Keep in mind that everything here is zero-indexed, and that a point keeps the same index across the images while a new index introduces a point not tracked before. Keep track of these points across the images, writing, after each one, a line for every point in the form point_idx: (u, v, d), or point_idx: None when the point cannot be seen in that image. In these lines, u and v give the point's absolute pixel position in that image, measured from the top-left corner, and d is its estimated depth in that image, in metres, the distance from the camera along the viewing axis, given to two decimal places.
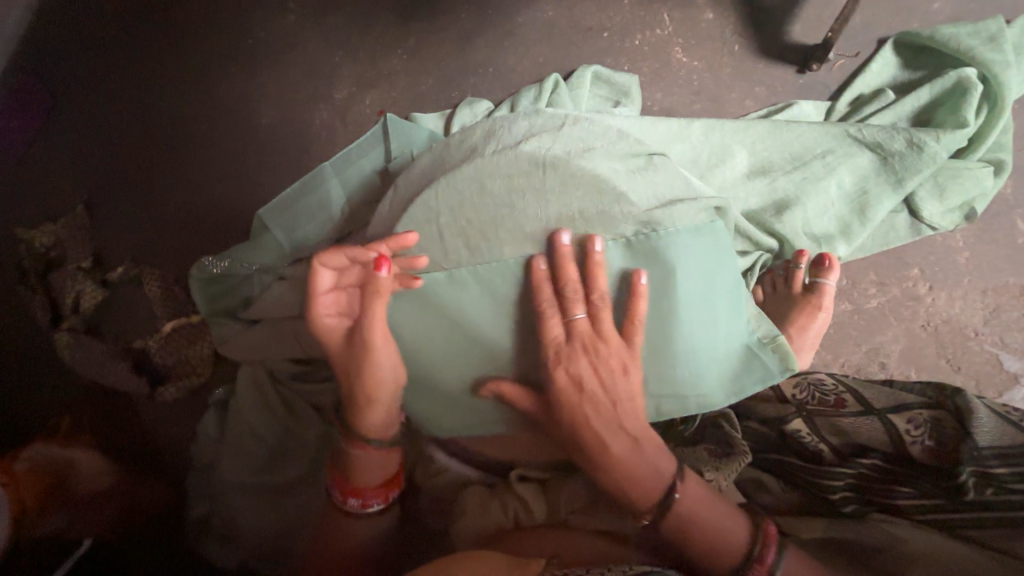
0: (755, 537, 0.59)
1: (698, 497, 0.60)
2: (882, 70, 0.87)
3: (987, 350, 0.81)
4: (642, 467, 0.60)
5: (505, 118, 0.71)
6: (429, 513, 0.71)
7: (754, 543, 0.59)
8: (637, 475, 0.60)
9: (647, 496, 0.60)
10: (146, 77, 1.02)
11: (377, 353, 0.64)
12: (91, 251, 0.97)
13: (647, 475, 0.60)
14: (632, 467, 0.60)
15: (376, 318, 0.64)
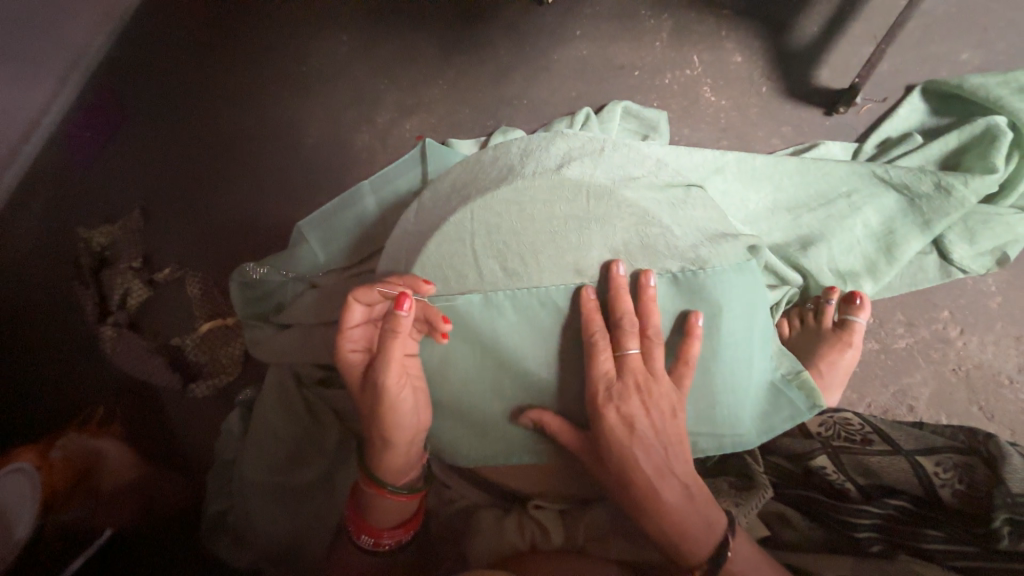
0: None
1: (744, 553, 0.59)
2: (909, 114, 0.89)
3: (1022, 399, 0.79)
4: (694, 520, 0.57)
5: (543, 139, 0.75)
6: (440, 539, 0.75)
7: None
8: (687, 529, 0.57)
9: (698, 550, 0.57)
10: (210, 107, 1.18)
11: (392, 395, 0.64)
12: (142, 253, 1.11)
13: (698, 527, 0.57)
14: (680, 518, 0.57)
15: (395, 357, 0.63)
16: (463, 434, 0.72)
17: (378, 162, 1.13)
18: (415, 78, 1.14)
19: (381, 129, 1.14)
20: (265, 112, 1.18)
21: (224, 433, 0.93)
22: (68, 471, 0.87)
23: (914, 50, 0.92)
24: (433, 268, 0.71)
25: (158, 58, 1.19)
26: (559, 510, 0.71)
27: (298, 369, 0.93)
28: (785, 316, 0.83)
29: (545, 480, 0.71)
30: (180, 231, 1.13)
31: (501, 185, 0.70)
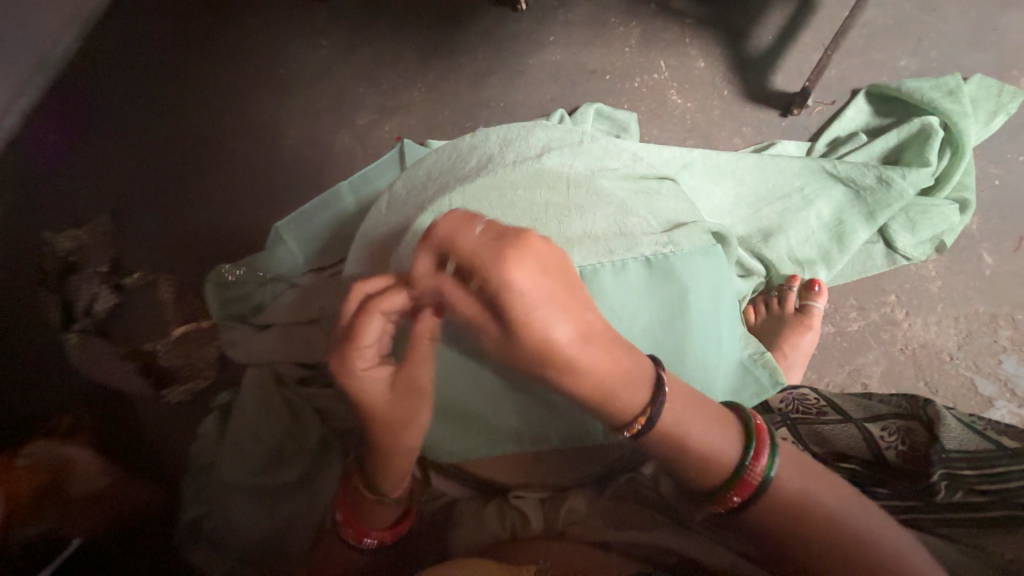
0: (748, 446, 0.56)
1: (683, 406, 0.56)
2: (856, 115, 0.96)
3: (962, 374, 0.85)
4: (614, 375, 0.54)
5: (521, 131, 0.79)
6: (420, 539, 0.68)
7: (745, 452, 0.56)
8: (604, 385, 0.54)
9: (623, 411, 0.56)
10: (184, 111, 1.18)
11: (417, 408, 0.63)
12: (110, 257, 1.09)
13: (618, 381, 0.55)
14: (593, 374, 0.53)
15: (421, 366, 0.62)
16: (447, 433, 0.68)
17: (357, 163, 1.14)
18: (393, 81, 1.16)
19: (361, 131, 1.15)
20: (243, 114, 1.18)
21: (200, 437, 0.91)
22: (34, 479, 0.78)
23: (858, 58, 1.01)
24: (406, 254, 0.68)
25: (134, 61, 1.20)
26: (539, 497, 0.68)
27: (280, 369, 0.92)
28: (752, 303, 0.86)
29: (524, 470, 0.69)
30: (156, 231, 1.12)
31: (479, 174, 0.73)
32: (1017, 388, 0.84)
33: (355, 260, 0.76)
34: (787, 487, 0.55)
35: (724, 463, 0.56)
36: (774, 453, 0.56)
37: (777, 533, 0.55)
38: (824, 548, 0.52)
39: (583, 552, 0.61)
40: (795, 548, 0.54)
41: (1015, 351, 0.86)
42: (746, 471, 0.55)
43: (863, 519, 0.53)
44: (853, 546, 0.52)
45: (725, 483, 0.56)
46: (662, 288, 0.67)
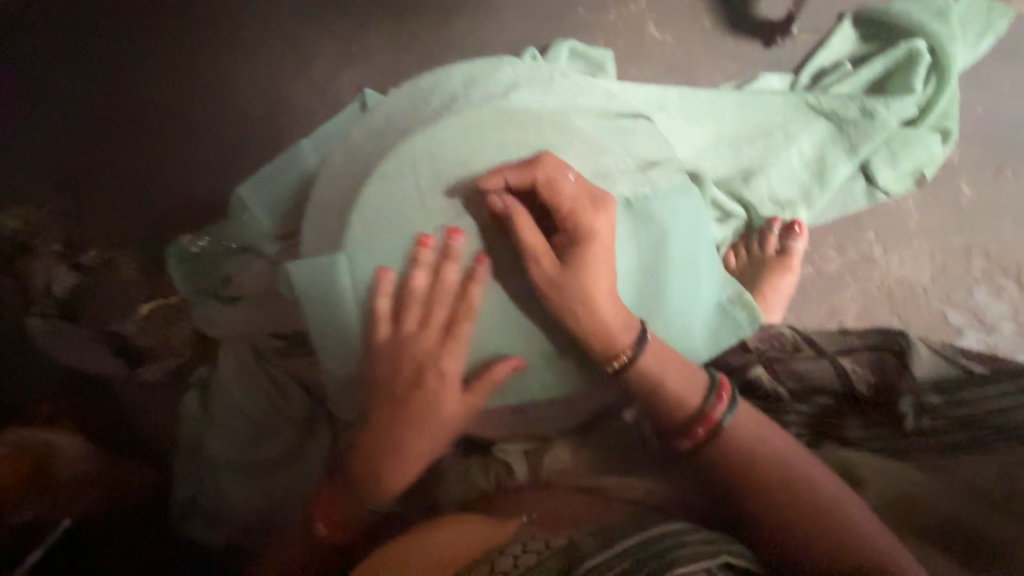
0: (712, 392, 0.61)
1: (663, 351, 0.62)
2: (842, 43, 0.91)
3: (934, 306, 0.87)
4: (615, 313, 0.61)
5: (489, 66, 0.71)
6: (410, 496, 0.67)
7: (709, 395, 0.61)
8: (609, 325, 0.61)
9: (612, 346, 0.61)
10: (114, 65, 1.06)
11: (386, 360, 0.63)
12: (63, 236, 1.02)
13: (618, 321, 0.61)
14: (603, 319, 0.61)
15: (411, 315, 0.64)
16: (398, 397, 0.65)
17: (318, 119, 1.05)
18: (350, 24, 1.06)
19: (318, 83, 1.06)
20: (184, 68, 1.07)
21: (183, 415, 0.90)
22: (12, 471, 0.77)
23: None
24: (374, 212, 0.64)
25: (51, 12, 1.07)
26: (524, 449, 0.67)
27: (256, 342, 0.89)
28: (732, 249, 0.86)
29: (506, 422, 0.68)
30: (105, 205, 1.04)
31: (445, 117, 0.66)
32: (986, 317, 0.86)
33: (312, 217, 0.68)
34: (738, 433, 0.59)
35: (689, 401, 0.61)
36: (735, 401, 0.61)
37: (738, 473, 0.58)
38: (767, 488, 0.56)
39: (572, 498, 0.60)
40: (745, 491, 0.57)
41: (986, 281, 0.87)
42: (709, 408, 0.60)
43: (807, 466, 0.57)
44: (803, 489, 0.55)
45: (689, 417, 0.60)
46: (640, 229, 0.66)
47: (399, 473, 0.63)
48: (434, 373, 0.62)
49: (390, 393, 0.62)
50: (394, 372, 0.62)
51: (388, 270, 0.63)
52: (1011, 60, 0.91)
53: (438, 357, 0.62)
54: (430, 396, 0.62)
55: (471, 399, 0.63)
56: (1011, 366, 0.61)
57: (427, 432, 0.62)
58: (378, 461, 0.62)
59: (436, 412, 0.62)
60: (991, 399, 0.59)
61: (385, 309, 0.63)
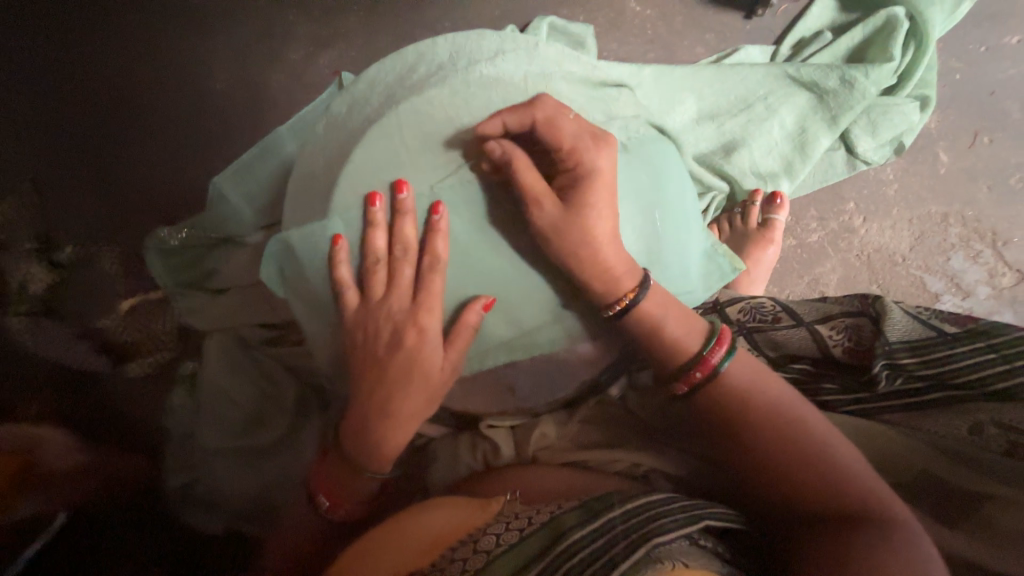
0: (710, 338, 0.60)
1: (664, 297, 0.60)
2: (822, 13, 0.90)
3: (912, 274, 0.89)
4: (619, 258, 0.58)
5: (468, 35, 0.65)
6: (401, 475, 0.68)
7: (706, 342, 0.60)
8: (614, 270, 0.58)
9: (615, 290, 0.58)
10: (75, 52, 1.02)
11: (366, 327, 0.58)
12: (37, 232, 0.99)
13: (621, 266, 0.58)
14: (610, 263, 0.57)
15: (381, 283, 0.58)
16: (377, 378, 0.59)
17: (296, 105, 1.03)
18: (323, 5, 1.02)
19: (293, 68, 1.03)
20: (151, 55, 1.03)
21: (173, 407, 0.90)
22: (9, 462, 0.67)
23: None
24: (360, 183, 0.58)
25: None
26: (510, 426, 0.69)
27: (245, 332, 0.89)
28: (716, 223, 0.87)
29: (497, 399, 0.67)
30: (75, 199, 1.01)
31: (429, 85, 0.60)
32: (962, 283, 0.88)
33: (291, 197, 0.64)
34: (740, 380, 0.58)
35: (687, 346, 0.60)
36: (734, 347, 0.60)
37: (732, 424, 0.57)
38: (764, 435, 0.55)
39: (559, 474, 0.61)
40: (742, 440, 0.56)
41: (962, 248, 0.89)
42: (706, 352, 0.59)
43: (808, 415, 0.56)
44: (799, 443, 0.54)
45: (687, 361, 0.59)
46: (639, 174, 0.62)
47: (391, 440, 0.59)
48: (413, 332, 0.57)
49: (370, 360, 0.58)
50: (370, 337, 0.58)
51: (341, 236, 0.57)
52: (988, 26, 0.91)
53: (414, 315, 0.57)
54: (412, 356, 0.57)
55: (456, 353, 0.59)
56: (984, 326, 0.60)
57: (417, 392, 0.58)
58: (365, 428, 0.59)
59: (421, 371, 0.58)
60: (962, 358, 0.59)
61: (347, 276, 0.58)
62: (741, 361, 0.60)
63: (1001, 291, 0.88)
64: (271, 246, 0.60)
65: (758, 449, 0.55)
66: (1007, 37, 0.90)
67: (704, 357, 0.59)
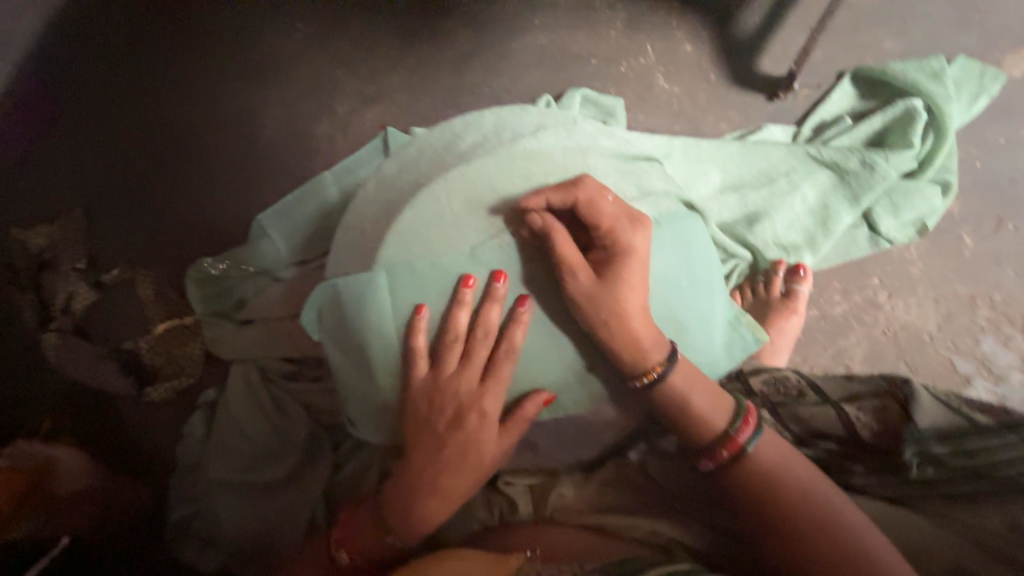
0: (737, 416, 0.60)
1: (692, 371, 0.61)
2: (841, 99, 0.96)
3: (941, 354, 0.87)
4: (647, 328, 0.59)
5: (514, 108, 0.71)
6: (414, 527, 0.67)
7: (734, 420, 0.60)
8: (641, 341, 0.58)
9: (642, 363, 0.59)
10: (151, 98, 1.14)
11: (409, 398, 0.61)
12: (85, 253, 1.06)
13: (650, 338, 0.59)
14: (639, 330, 0.58)
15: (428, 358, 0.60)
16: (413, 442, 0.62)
17: (339, 153, 1.10)
18: (374, 66, 1.12)
19: (340, 120, 1.11)
20: (217, 104, 1.13)
21: (186, 435, 0.90)
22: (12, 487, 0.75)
23: (844, 39, 1.00)
24: (405, 236, 0.61)
25: (99, 49, 1.16)
26: (528, 484, 0.68)
27: (265, 365, 0.90)
28: (738, 289, 0.87)
29: (515, 457, 0.68)
30: (127, 223, 1.09)
31: (476, 154, 0.65)
32: (993, 366, 0.86)
33: (338, 243, 0.68)
34: (763, 460, 0.57)
35: (714, 422, 0.60)
36: (761, 428, 0.60)
37: (761, 507, 0.56)
38: (789, 520, 0.54)
39: (577, 535, 0.60)
40: (769, 526, 0.55)
41: (991, 330, 0.88)
42: (734, 432, 0.59)
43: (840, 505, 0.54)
44: (836, 536, 0.52)
45: (715, 439, 0.59)
46: (671, 246, 0.63)
47: (437, 515, 0.60)
48: (476, 414, 0.60)
49: (427, 436, 0.60)
50: (430, 413, 0.60)
51: (405, 310, 0.60)
52: (1005, 119, 0.94)
53: (476, 396, 0.59)
54: (471, 438, 0.59)
55: (508, 438, 0.61)
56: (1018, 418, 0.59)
57: (469, 471, 0.60)
58: (416, 506, 0.59)
59: (477, 452, 0.60)
60: (1000, 453, 0.57)
61: (411, 351, 0.60)
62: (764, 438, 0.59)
63: None
64: (314, 292, 0.64)
65: (784, 532, 0.54)
66: None
67: (733, 439, 0.58)
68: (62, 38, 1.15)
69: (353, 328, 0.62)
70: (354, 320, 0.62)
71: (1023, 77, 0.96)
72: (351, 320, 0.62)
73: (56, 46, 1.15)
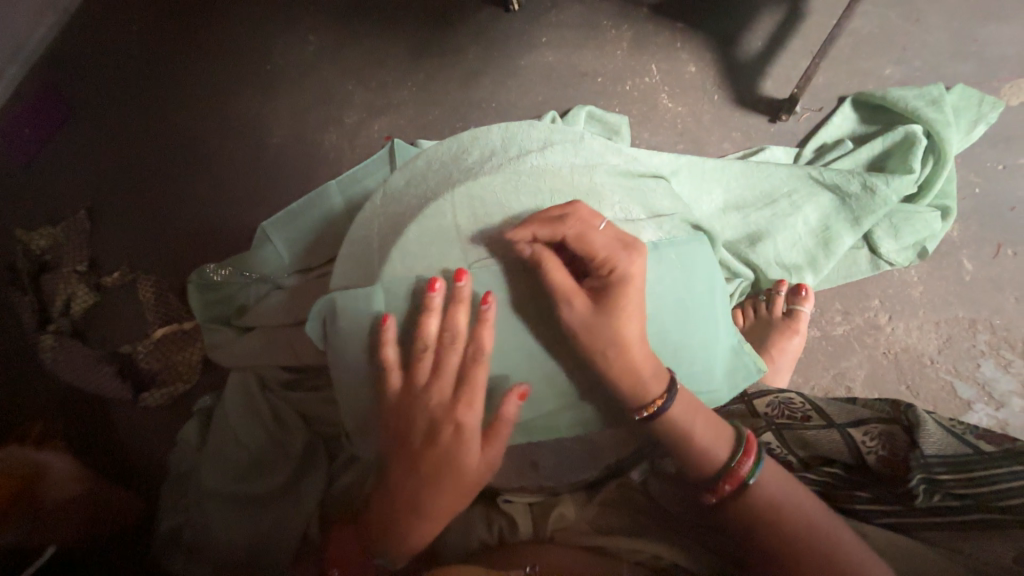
0: (738, 448, 0.60)
1: (691, 402, 0.61)
2: (842, 123, 0.98)
3: (942, 377, 0.88)
4: (646, 357, 0.58)
5: (522, 124, 0.71)
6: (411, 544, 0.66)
7: (733, 452, 0.60)
8: (641, 371, 0.58)
9: (643, 393, 0.58)
10: (161, 104, 1.15)
11: (404, 413, 0.57)
12: (87, 256, 1.07)
13: (649, 367, 0.58)
14: (638, 360, 0.58)
15: (423, 372, 0.57)
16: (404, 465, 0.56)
17: (345, 162, 1.11)
18: (383, 79, 1.13)
19: (348, 130, 1.12)
20: (226, 111, 1.14)
21: (181, 443, 0.89)
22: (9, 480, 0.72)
23: (844, 66, 1.03)
24: (410, 252, 0.61)
25: (112, 55, 1.17)
26: (529, 502, 0.66)
27: (264, 373, 0.89)
28: (740, 307, 0.89)
29: (518, 475, 0.66)
30: (131, 227, 1.09)
31: (483, 169, 0.66)
32: (995, 392, 0.86)
33: (343, 254, 0.68)
34: (767, 493, 0.57)
35: (715, 454, 0.60)
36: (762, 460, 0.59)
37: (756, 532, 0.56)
38: (791, 551, 0.54)
39: (576, 556, 0.59)
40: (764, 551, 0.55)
41: (993, 355, 0.88)
42: (734, 465, 0.59)
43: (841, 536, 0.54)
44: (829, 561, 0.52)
45: (716, 473, 0.59)
46: (674, 269, 0.63)
47: (409, 535, 0.56)
48: (451, 425, 0.56)
49: (399, 449, 0.56)
50: (405, 425, 0.57)
51: (389, 317, 0.59)
52: (1003, 147, 0.96)
53: (451, 406, 0.56)
54: (445, 450, 0.55)
55: (489, 455, 0.57)
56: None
57: (444, 490, 0.55)
58: (387, 521, 0.56)
59: (452, 468, 0.55)
60: (1004, 482, 0.55)
61: (393, 358, 0.58)
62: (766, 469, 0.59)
63: None
64: (316, 304, 0.63)
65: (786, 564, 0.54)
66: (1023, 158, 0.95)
67: (731, 471, 0.58)
68: (77, 44, 1.18)
69: (343, 338, 0.61)
70: (344, 329, 0.61)
71: (1020, 106, 0.98)
72: (342, 330, 0.61)
73: (70, 51, 1.17)
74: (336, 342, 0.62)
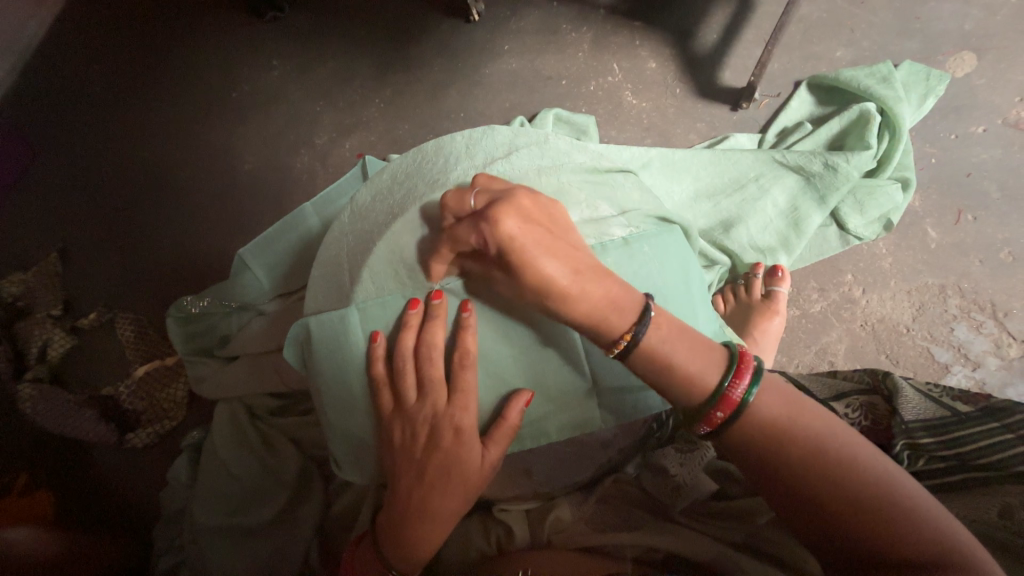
0: (731, 367, 0.52)
1: (671, 327, 0.53)
2: (801, 106, 1.00)
3: (919, 344, 0.90)
4: (597, 295, 0.52)
5: (485, 129, 0.70)
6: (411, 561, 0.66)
7: (725, 374, 0.51)
8: (593, 312, 0.52)
9: (607, 330, 0.53)
10: (126, 139, 1.14)
11: (404, 428, 0.57)
12: (62, 299, 1.04)
13: (604, 306, 0.52)
14: (590, 302, 0.52)
15: (415, 385, 0.56)
16: (410, 478, 0.57)
17: (319, 183, 1.10)
18: (351, 98, 1.13)
19: (320, 150, 1.11)
20: (194, 141, 1.13)
21: (170, 482, 0.87)
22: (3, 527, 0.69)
23: (797, 52, 1.06)
24: (381, 267, 0.60)
25: (71, 93, 1.16)
26: (524, 508, 0.67)
27: (252, 402, 0.88)
28: (720, 293, 0.91)
29: (511, 483, 0.67)
30: (106, 264, 1.07)
31: (448, 179, 0.65)
32: (971, 353, 0.89)
33: (317, 274, 0.67)
34: (769, 415, 0.50)
35: (705, 382, 0.52)
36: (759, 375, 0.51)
37: (793, 488, 0.48)
38: (807, 472, 0.47)
39: (571, 556, 0.59)
40: (808, 506, 0.47)
41: (965, 318, 0.91)
42: (725, 389, 0.51)
43: (858, 442, 0.48)
44: (874, 502, 0.45)
45: (707, 402, 0.51)
46: (647, 263, 0.62)
47: (426, 541, 0.57)
48: (451, 430, 0.55)
49: (408, 460, 0.57)
50: (407, 437, 0.57)
51: (377, 333, 0.58)
52: (954, 116, 1.00)
53: (449, 411, 0.56)
54: (451, 455, 0.55)
55: (493, 454, 0.57)
56: (1000, 404, 0.57)
57: (454, 492, 0.56)
58: (401, 528, 0.57)
59: (461, 470, 0.56)
60: (981, 439, 0.55)
61: (384, 374, 0.58)
62: (769, 382, 0.52)
63: (1011, 362, 0.88)
64: (292, 332, 0.62)
65: (797, 487, 0.48)
66: (974, 127, 0.99)
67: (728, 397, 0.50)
68: (37, 85, 1.16)
69: (328, 360, 0.60)
70: (328, 351, 0.60)
71: (966, 77, 1.01)
72: (324, 353, 0.60)
73: (32, 93, 1.16)
74: (322, 366, 0.61)
